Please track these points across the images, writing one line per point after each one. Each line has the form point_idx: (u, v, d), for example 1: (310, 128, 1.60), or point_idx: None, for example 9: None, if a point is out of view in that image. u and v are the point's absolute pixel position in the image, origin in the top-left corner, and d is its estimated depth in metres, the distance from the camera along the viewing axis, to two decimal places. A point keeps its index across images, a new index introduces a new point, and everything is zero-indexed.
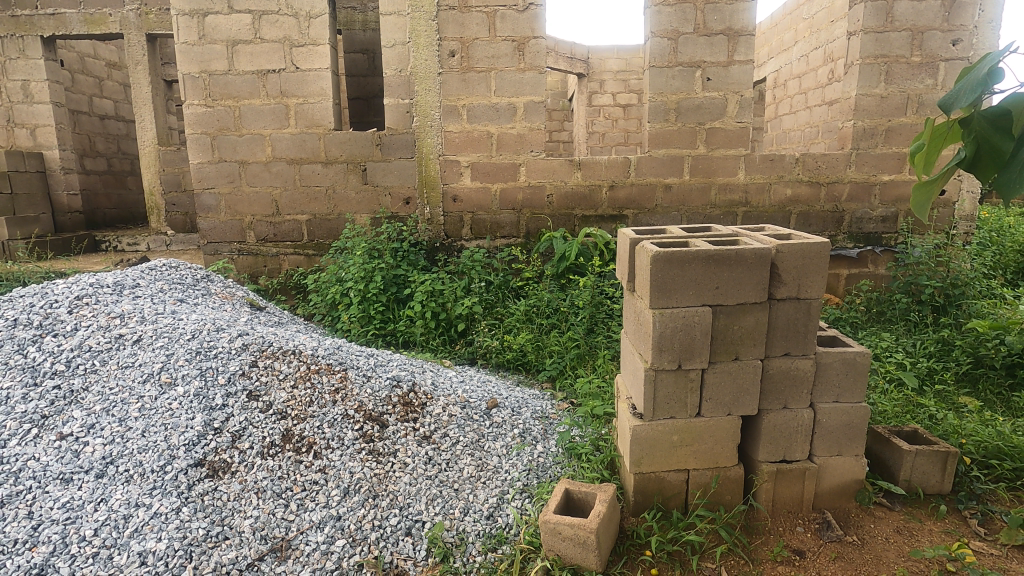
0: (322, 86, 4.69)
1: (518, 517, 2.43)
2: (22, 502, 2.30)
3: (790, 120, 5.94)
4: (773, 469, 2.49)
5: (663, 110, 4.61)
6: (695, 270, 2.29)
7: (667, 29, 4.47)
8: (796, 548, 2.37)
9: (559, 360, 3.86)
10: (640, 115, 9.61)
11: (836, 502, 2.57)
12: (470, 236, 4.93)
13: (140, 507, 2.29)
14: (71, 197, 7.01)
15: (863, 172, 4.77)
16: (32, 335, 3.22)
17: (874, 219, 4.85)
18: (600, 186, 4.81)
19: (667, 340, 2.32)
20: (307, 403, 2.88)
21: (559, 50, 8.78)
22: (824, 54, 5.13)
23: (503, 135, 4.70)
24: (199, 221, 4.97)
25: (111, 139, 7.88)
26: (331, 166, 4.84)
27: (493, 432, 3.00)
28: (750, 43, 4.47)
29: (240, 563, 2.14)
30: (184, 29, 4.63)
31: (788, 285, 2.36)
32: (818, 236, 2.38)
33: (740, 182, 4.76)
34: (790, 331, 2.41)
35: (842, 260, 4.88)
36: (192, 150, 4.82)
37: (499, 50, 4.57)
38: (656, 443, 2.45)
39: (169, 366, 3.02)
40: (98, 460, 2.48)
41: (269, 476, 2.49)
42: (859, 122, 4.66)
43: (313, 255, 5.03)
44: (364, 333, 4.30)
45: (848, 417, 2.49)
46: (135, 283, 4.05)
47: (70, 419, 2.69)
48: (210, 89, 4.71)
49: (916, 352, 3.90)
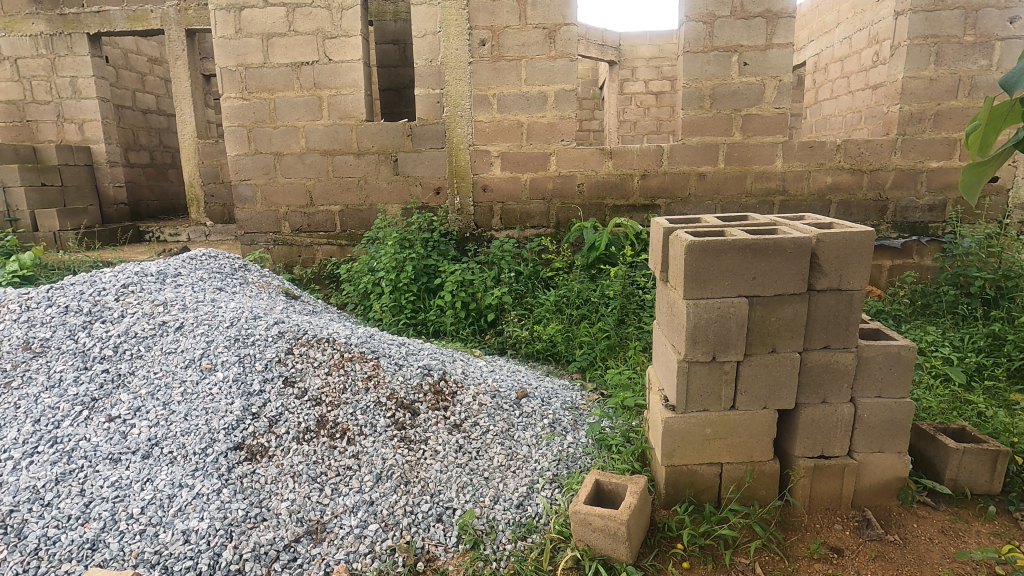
0: (354, 78, 4.74)
1: (547, 507, 2.45)
2: (74, 479, 2.40)
3: (831, 106, 5.74)
4: (811, 464, 2.43)
5: (697, 96, 4.49)
6: (730, 260, 2.24)
7: (703, 13, 4.35)
8: (834, 546, 2.31)
9: (589, 351, 3.84)
10: (673, 103, 9.40)
11: (876, 500, 2.50)
12: (500, 226, 4.93)
13: (183, 487, 2.37)
14: (117, 189, 7.29)
15: (909, 159, 4.57)
16: (83, 321, 3.36)
17: (920, 208, 4.65)
18: (632, 175, 4.74)
19: (701, 331, 2.29)
20: (341, 390, 2.94)
21: (590, 37, 8.68)
22: (868, 36, 4.93)
23: (533, 124, 4.67)
24: (237, 211, 5.10)
25: (153, 133, 8.15)
26: (363, 158, 4.90)
27: (522, 422, 3.02)
28: (790, 25, 4.33)
29: (278, 544, 2.20)
30: (221, 23, 4.73)
31: (830, 275, 2.28)
32: (861, 224, 2.29)
33: (777, 170, 4.63)
34: (829, 324, 2.34)
35: (886, 251, 4.71)
36: (230, 142, 4.93)
37: (530, 37, 4.53)
38: (689, 435, 2.42)
39: (210, 352, 3.12)
40: (144, 442, 2.58)
41: (305, 460, 2.56)
42: (906, 106, 4.47)
43: (346, 246, 5.12)
44: (396, 322, 4.36)
45: (892, 414, 2.41)
46: (177, 272, 4.19)
47: (118, 401, 2.80)
48: (246, 82, 4.81)
49: (964, 347, 3.74)
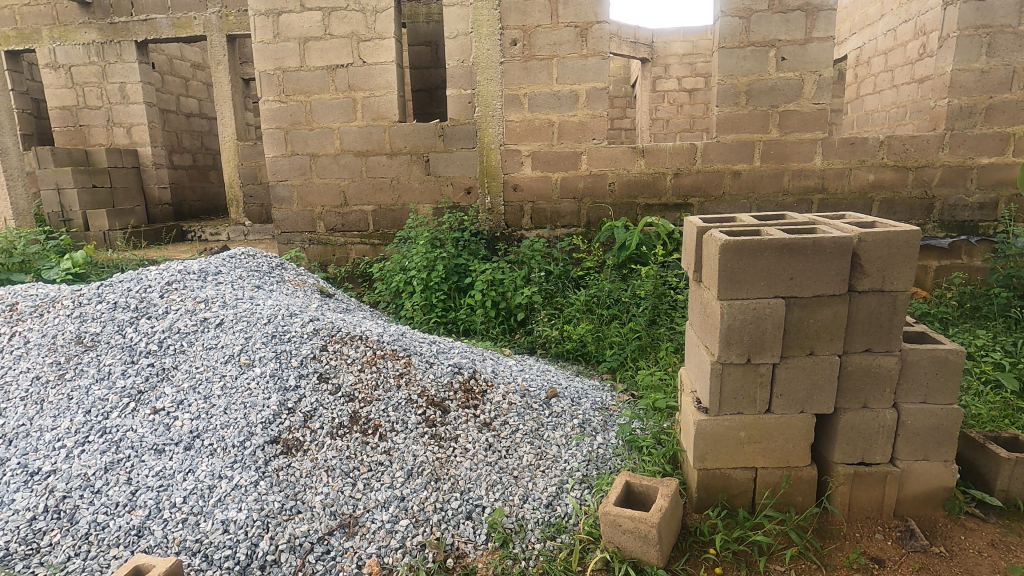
0: (388, 79, 4.81)
1: (577, 507, 2.44)
2: (122, 468, 2.51)
3: (874, 101, 5.54)
4: (850, 471, 2.36)
5: (732, 93, 4.40)
6: (767, 260, 2.18)
7: (739, 7, 4.25)
8: (874, 556, 2.24)
9: (620, 352, 3.81)
10: (707, 100, 9.22)
11: (920, 509, 2.41)
12: (531, 226, 4.93)
13: (222, 478, 2.45)
14: (162, 190, 7.57)
15: (957, 155, 4.38)
16: (130, 317, 3.50)
17: (970, 206, 4.45)
18: (665, 173, 4.67)
19: (736, 333, 2.24)
20: (373, 387, 2.99)
21: (622, 35, 8.59)
22: (914, 28, 4.74)
23: (565, 123, 4.65)
24: (274, 211, 5.23)
25: (196, 136, 8.43)
26: (395, 158, 4.97)
27: (551, 421, 3.01)
28: (831, 18, 4.19)
29: (312, 537, 2.25)
30: (260, 28, 4.86)
31: (872, 276, 2.20)
32: (906, 223, 2.20)
33: (816, 167, 4.49)
34: (871, 326, 2.26)
35: (932, 251, 4.52)
36: (267, 143, 5.06)
37: (562, 36, 4.51)
38: (722, 438, 2.38)
39: (248, 348, 3.22)
40: (186, 434, 2.68)
41: (338, 455, 2.61)
42: (954, 100, 4.29)
43: (379, 245, 5.20)
44: (427, 320, 4.40)
45: (938, 420, 2.32)
46: (217, 270, 4.33)
47: (163, 394, 2.92)
48: (283, 85, 4.93)
49: (1016, 352, 3.57)
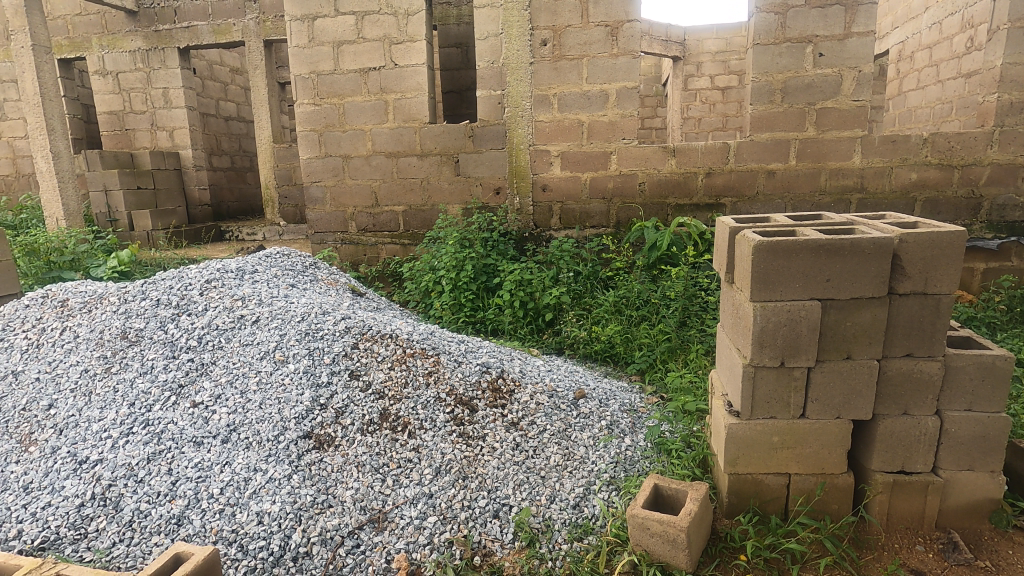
0: (418, 81, 4.87)
1: (604, 509, 2.43)
2: (163, 459, 2.61)
3: (917, 96, 5.35)
4: (889, 480, 2.29)
5: (767, 90, 4.29)
6: (802, 261, 2.13)
7: (774, 3, 4.15)
8: (913, 568, 2.16)
9: (649, 353, 3.77)
10: (740, 98, 9.02)
11: (963, 521, 2.32)
12: (560, 226, 4.92)
13: (258, 471, 2.52)
14: (201, 191, 7.81)
15: (1007, 152, 4.20)
16: (172, 314, 3.63)
17: (1020, 205, 4.26)
18: (696, 173, 4.60)
19: (769, 335, 2.19)
20: (403, 385, 3.03)
21: (653, 33, 8.49)
22: (961, 20, 4.56)
23: (594, 123, 4.63)
24: (308, 212, 5.34)
25: (234, 138, 8.68)
26: (426, 159, 5.01)
27: (580, 423, 3.00)
28: (871, 12, 4.06)
29: (342, 530, 2.30)
30: (296, 33, 4.96)
31: (914, 279, 2.13)
32: (950, 224, 2.12)
33: (855, 166, 4.36)
34: (913, 330, 2.18)
35: (980, 253, 4.34)
36: (302, 145, 5.17)
37: (592, 36, 4.50)
38: (754, 443, 2.33)
39: (283, 345, 3.30)
40: (223, 427, 2.76)
41: (368, 451, 2.66)
42: (1005, 95, 4.13)
43: (409, 245, 5.26)
44: (455, 320, 4.43)
45: (983, 429, 2.23)
46: (254, 269, 4.45)
47: (202, 389, 3.01)
48: (318, 88, 5.03)
49: None
